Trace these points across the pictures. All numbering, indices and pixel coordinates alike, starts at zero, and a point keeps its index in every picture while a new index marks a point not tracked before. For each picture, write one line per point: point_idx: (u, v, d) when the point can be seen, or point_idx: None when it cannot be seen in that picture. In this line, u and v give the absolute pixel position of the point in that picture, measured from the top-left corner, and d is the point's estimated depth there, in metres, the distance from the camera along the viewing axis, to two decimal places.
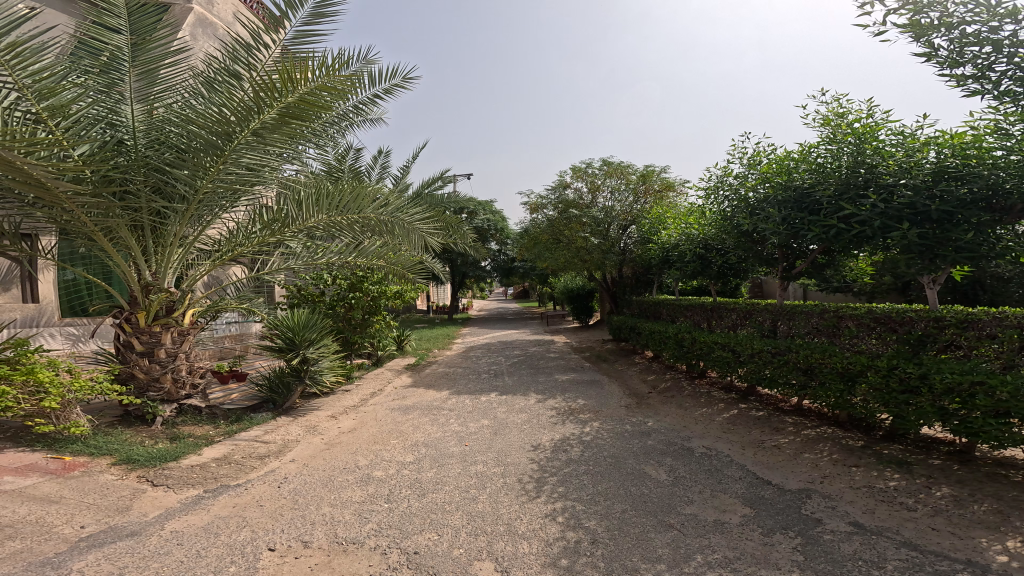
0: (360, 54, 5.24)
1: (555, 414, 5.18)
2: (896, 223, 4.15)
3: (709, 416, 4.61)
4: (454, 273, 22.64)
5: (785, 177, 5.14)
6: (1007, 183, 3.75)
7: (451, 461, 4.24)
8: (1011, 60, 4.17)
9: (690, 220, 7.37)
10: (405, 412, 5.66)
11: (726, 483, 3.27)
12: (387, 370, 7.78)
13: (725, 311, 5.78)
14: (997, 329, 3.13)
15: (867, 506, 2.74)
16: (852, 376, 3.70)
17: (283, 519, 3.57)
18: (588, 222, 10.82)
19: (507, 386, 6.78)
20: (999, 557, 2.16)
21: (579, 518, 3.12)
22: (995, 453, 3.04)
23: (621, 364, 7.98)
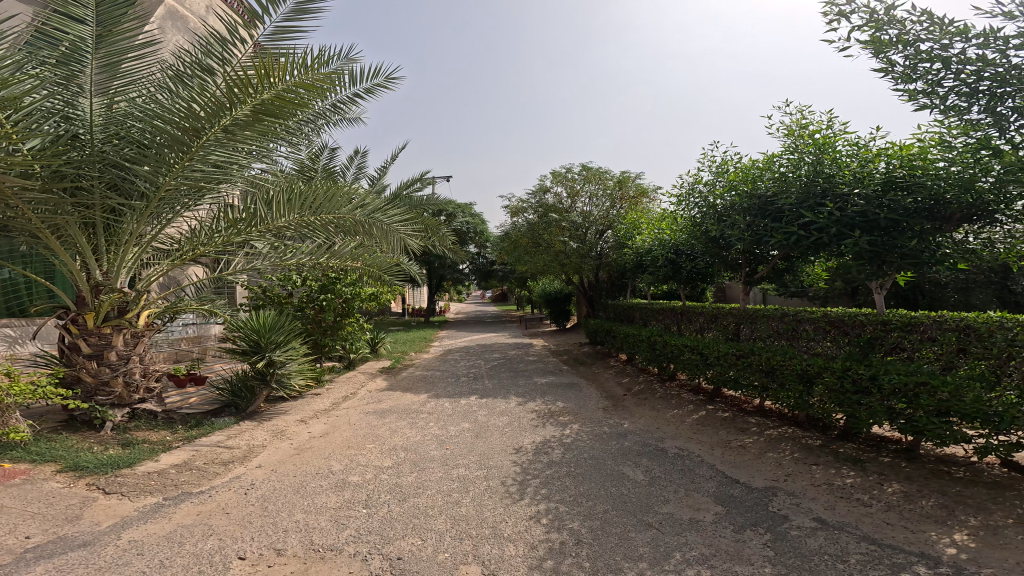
0: (340, 53, 5.11)
1: (535, 417, 5.28)
2: (850, 231, 4.48)
3: (680, 418, 4.83)
4: (431, 276, 22.48)
5: (750, 186, 5.39)
6: (946, 193, 4.20)
7: (432, 465, 4.25)
8: (957, 76, 4.51)
9: (661, 226, 7.62)
10: (382, 416, 5.59)
11: (698, 482, 3.46)
12: (360, 373, 7.65)
13: (694, 315, 6.03)
14: (937, 333, 3.50)
15: (828, 503, 2.98)
16: (809, 377, 3.99)
17: (253, 526, 3.49)
18: (567, 226, 11.05)
19: (485, 388, 6.84)
20: (948, 550, 2.38)
21: (563, 520, 3.23)
22: (936, 450, 3.35)
23: (597, 367, 8.18)
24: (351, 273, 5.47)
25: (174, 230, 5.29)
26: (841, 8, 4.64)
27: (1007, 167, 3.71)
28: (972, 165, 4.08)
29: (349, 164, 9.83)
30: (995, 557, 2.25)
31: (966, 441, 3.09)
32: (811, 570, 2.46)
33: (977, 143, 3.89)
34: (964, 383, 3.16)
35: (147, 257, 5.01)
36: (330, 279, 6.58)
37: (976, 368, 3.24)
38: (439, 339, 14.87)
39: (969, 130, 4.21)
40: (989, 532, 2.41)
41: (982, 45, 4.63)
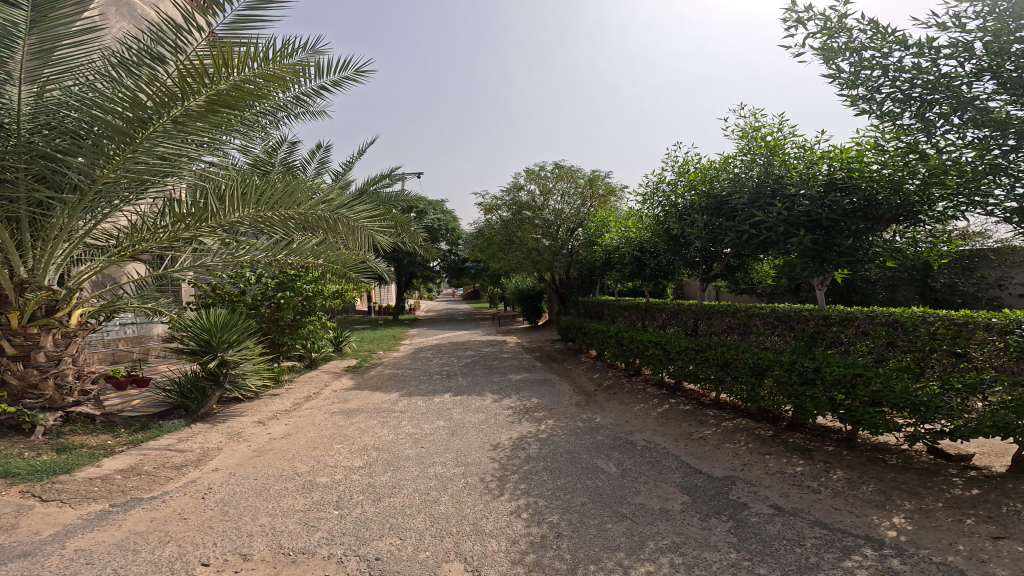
0: (305, 43, 4.95)
1: (512, 413, 5.46)
2: (796, 230, 4.83)
3: (646, 411, 5.16)
4: (400, 273, 22.47)
5: (708, 186, 5.68)
6: (879, 194, 4.64)
7: (408, 464, 4.32)
8: (894, 83, 4.88)
9: (628, 224, 8.12)
10: (350, 416, 5.55)
11: (666, 473, 3.69)
12: (323, 375, 7.53)
13: (657, 313, 6.68)
14: (870, 327, 3.93)
15: (782, 490, 3.27)
16: (761, 370, 4.35)
17: (214, 531, 3.37)
18: (540, 224, 11.73)
19: (458, 386, 6.96)
20: (889, 532, 2.70)
21: (543, 514, 3.36)
22: (872, 439, 3.74)
23: (570, 363, 8.51)
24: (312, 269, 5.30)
25: (112, 226, 5.06)
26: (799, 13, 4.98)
27: (932, 171, 4.16)
28: (902, 168, 4.49)
29: (313, 156, 9.44)
30: (930, 538, 2.57)
31: (895, 428, 3.47)
32: (773, 554, 2.71)
33: (905, 146, 4.31)
34: (893, 374, 3.55)
35: (77, 254, 4.70)
36: (288, 277, 6.73)
37: (903, 360, 3.64)
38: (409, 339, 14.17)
39: (901, 134, 4.58)
40: (922, 515, 2.75)
41: (917, 55, 5.03)
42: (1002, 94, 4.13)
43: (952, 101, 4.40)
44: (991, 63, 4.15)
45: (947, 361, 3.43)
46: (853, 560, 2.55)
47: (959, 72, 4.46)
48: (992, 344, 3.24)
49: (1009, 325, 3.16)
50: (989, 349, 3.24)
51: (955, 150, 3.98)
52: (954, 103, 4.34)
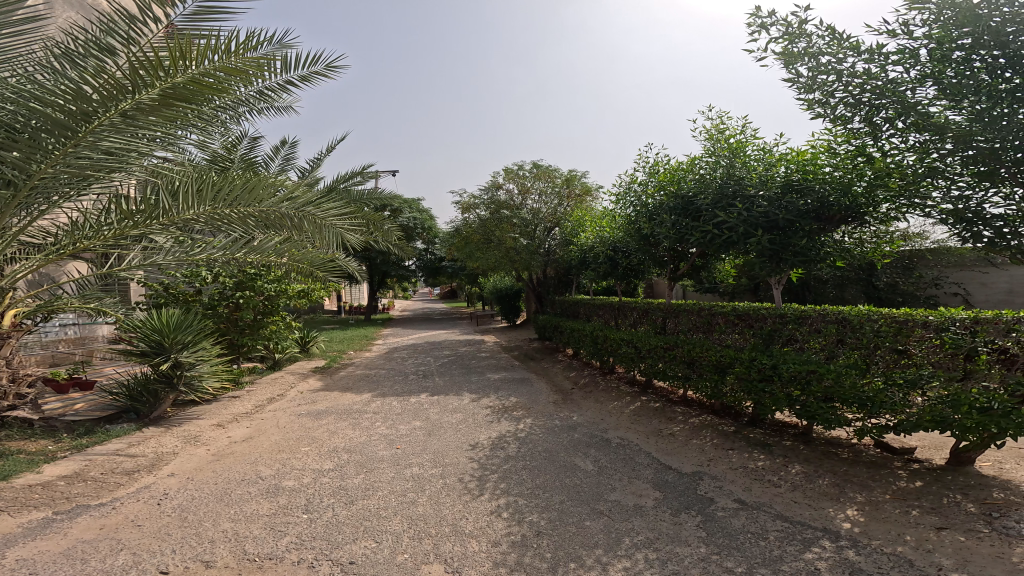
0: (272, 37, 4.99)
1: (490, 413, 5.59)
2: (754, 230, 5.08)
3: (620, 409, 5.41)
4: (373, 272, 22.54)
5: (676, 186, 5.98)
6: (831, 196, 5.03)
7: (383, 465, 4.37)
8: (847, 87, 5.14)
9: (603, 225, 8.72)
10: (318, 417, 5.69)
11: (639, 470, 3.85)
12: (288, 378, 7.58)
13: (630, 311, 7.04)
14: (822, 324, 4.20)
15: (746, 484, 3.47)
16: (724, 368, 4.66)
17: (172, 538, 3.22)
18: (518, 223, 12.15)
19: (435, 387, 7.07)
20: (844, 524, 2.91)
21: (523, 513, 3.43)
22: (826, 434, 4.01)
23: (547, 362, 8.83)
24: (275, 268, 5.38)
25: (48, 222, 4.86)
26: (763, 20, 5.33)
27: (878, 174, 4.62)
28: (851, 171, 4.91)
29: (278, 150, 9.04)
30: (881, 530, 2.79)
31: (846, 422, 3.74)
32: (739, 547, 2.86)
33: (855, 150, 4.72)
34: (843, 371, 3.81)
35: (15, 251, 4.60)
36: (248, 276, 6.72)
37: (851, 356, 3.90)
38: (385, 339, 14.22)
39: (852, 138, 4.81)
40: (873, 507, 2.99)
41: (869, 60, 5.32)
42: (942, 100, 4.34)
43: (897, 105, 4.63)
44: (934, 69, 4.37)
45: (890, 358, 3.69)
46: (814, 552, 2.72)
47: (905, 78, 4.67)
48: (930, 341, 3.48)
49: (944, 323, 3.41)
50: (927, 346, 3.49)
51: (897, 154, 4.42)
52: (899, 108, 4.50)
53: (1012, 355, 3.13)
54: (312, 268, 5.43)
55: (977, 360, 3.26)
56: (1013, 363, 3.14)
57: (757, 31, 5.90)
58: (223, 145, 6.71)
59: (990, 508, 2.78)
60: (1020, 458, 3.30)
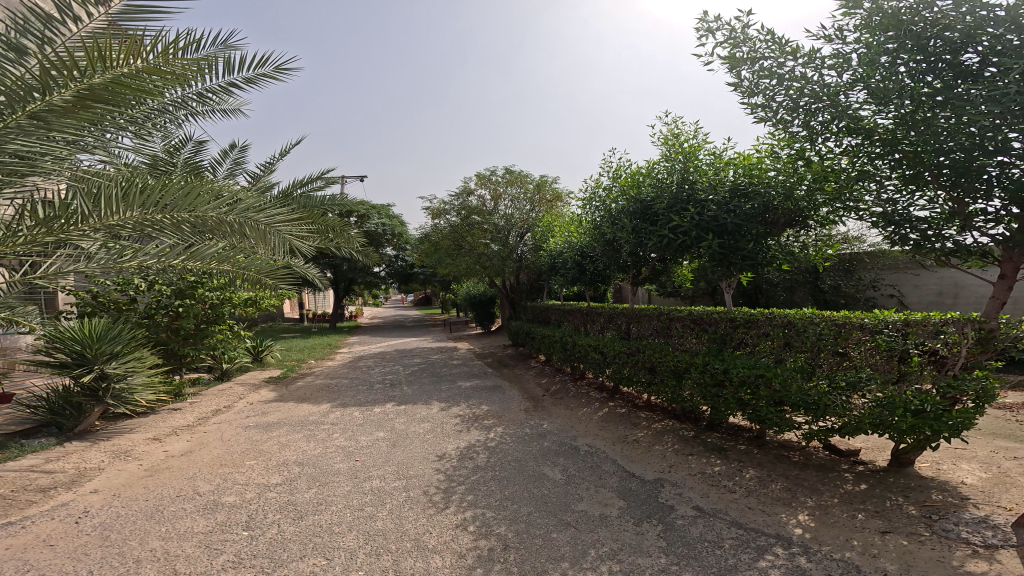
0: (214, 39, 4.92)
1: (459, 421, 5.59)
2: (705, 234, 5.27)
3: (589, 416, 5.57)
4: (339, 279, 22.17)
5: (636, 190, 5.93)
6: (776, 201, 5.25)
7: (340, 479, 4.26)
8: (786, 92, 5.42)
9: (569, 230, 8.90)
10: (268, 429, 5.48)
11: (605, 478, 3.93)
12: (237, 390, 7.26)
13: (597, 316, 7.25)
14: (769, 328, 4.38)
15: (704, 491, 3.61)
16: (682, 373, 4.88)
17: (89, 559, 3.02)
18: (489, 228, 12.14)
19: (402, 395, 7.02)
20: (796, 530, 3.07)
21: (489, 526, 3.38)
22: (779, 437, 4.24)
23: (520, 369, 8.97)
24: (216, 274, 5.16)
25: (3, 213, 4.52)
26: (709, 25, 5.47)
27: (816, 176, 4.91)
28: (793, 175, 5.15)
29: (226, 155, 8.40)
30: (830, 535, 2.97)
31: (795, 425, 3.95)
32: (697, 557, 2.90)
33: (795, 154, 4.95)
34: (790, 374, 4.01)
35: None
36: (189, 284, 6.55)
37: (798, 360, 4.09)
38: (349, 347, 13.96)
39: (793, 143, 5.10)
40: (822, 512, 3.18)
41: (804, 65, 5.66)
42: (871, 103, 4.60)
43: (833, 111, 4.87)
44: (864, 74, 4.61)
45: (833, 361, 3.88)
46: (767, 560, 2.83)
47: (839, 83, 4.91)
48: (868, 343, 3.69)
49: (878, 324, 3.63)
50: (865, 348, 3.69)
51: (832, 158, 4.70)
52: (834, 112, 4.83)
53: (943, 357, 3.48)
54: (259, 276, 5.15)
55: (910, 362, 3.49)
56: (942, 365, 3.49)
57: (707, 38, 6.06)
58: (165, 147, 6.28)
59: (929, 510, 3.00)
60: (954, 458, 3.58)
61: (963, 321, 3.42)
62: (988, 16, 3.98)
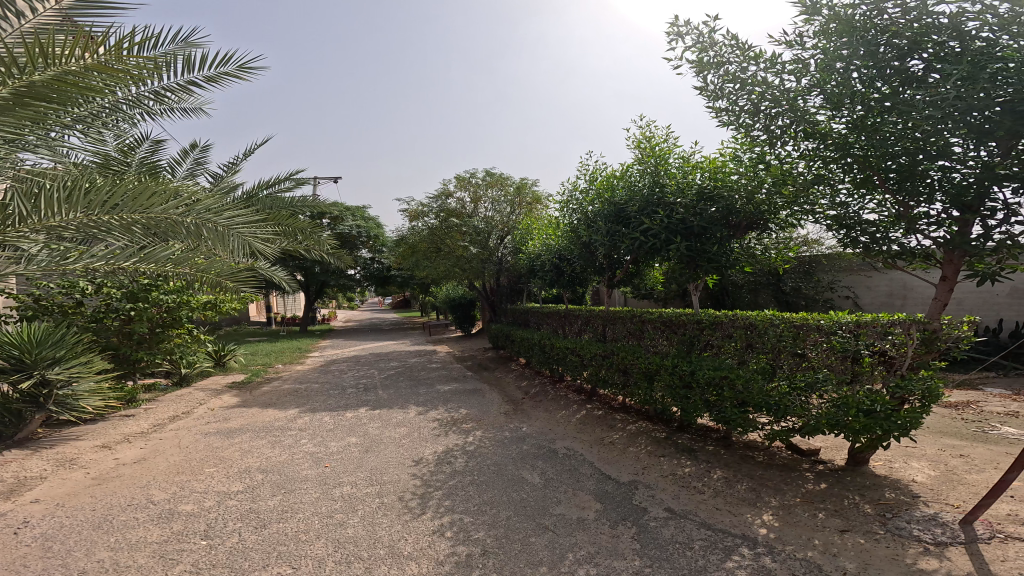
0: (164, 41, 5.08)
1: (437, 426, 5.60)
2: (673, 237, 5.42)
3: (567, 419, 5.67)
4: (311, 281, 21.91)
5: (611, 194, 6.18)
6: (738, 203, 5.39)
7: (307, 486, 4.16)
8: (748, 96, 5.52)
9: (547, 233, 9.10)
10: (229, 436, 5.37)
11: (582, 481, 3.99)
12: (199, 395, 7.20)
13: (575, 319, 7.38)
14: (732, 330, 4.53)
15: (675, 492, 3.71)
16: (653, 375, 5.01)
17: (28, 571, 2.90)
18: (469, 231, 12.14)
19: (376, 400, 7.00)
20: (761, 530, 3.18)
21: (467, 531, 3.35)
22: (744, 438, 4.40)
23: (500, 372, 9.05)
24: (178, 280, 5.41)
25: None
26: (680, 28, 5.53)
27: (775, 179, 4.94)
28: (754, 179, 5.27)
29: (186, 155, 8.35)
30: (793, 535, 3.09)
31: (758, 426, 4.08)
32: (669, 559, 2.94)
33: (756, 157, 5.09)
34: (752, 375, 4.15)
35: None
36: (143, 287, 6.66)
37: (760, 361, 4.23)
38: (322, 352, 13.84)
39: (755, 147, 5.28)
40: (785, 511, 3.31)
41: (766, 68, 5.79)
42: (826, 109, 4.77)
43: (792, 115, 5.02)
44: (819, 79, 4.80)
45: (792, 362, 4.03)
46: (734, 560, 2.90)
47: (798, 88, 5.08)
48: (824, 345, 3.82)
49: (832, 326, 3.79)
50: (822, 349, 3.83)
51: (789, 161, 4.84)
52: (791, 115, 4.99)
53: (891, 357, 3.66)
54: (219, 278, 5.37)
55: (862, 363, 3.65)
56: (891, 365, 3.67)
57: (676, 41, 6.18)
58: (118, 146, 6.62)
59: (883, 508, 3.18)
60: (904, 457, 3.80)
61: (909, 322, 3.64)
62: (932, 24, 4.21)
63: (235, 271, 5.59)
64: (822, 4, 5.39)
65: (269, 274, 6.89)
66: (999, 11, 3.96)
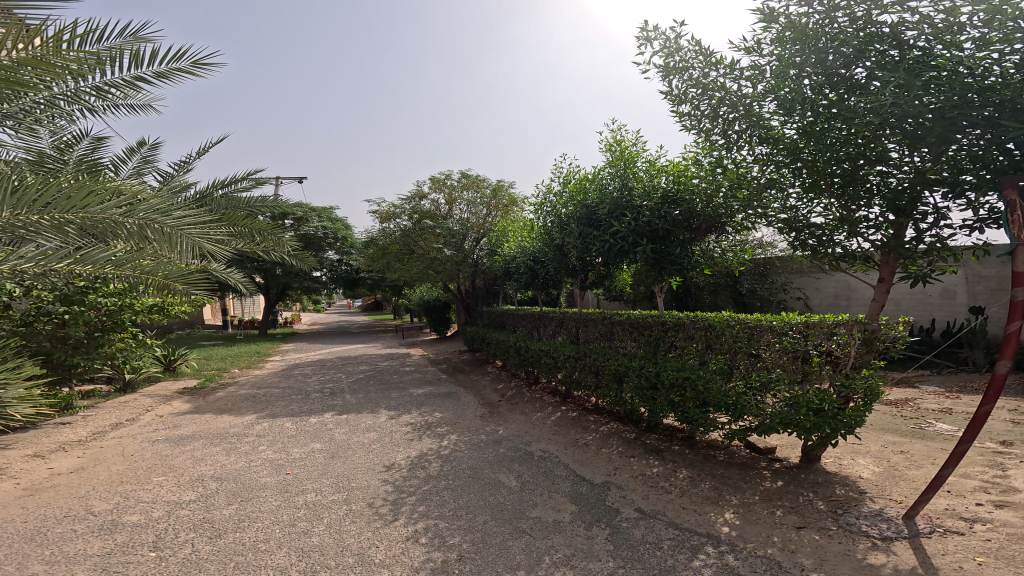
0: (98, 39, 5.21)
1: (410, 430, 5.56)
2: (641, 240, 5.55)
3: (543, 421, 5.75)
4: (273, 281, 21.39)
5: (582, 197, 6.28)
6: (698, 205, 5.55)
7: (267, 493, 4.03)
8: (708, 101, 5.63)
9: (523, 235, 9.22)
10: (179, 444, 5.18)
11: (557, 484, 4.04)
12: (145, 402, 7.12)
13: (549, 322, 7.50)
14: (692, 331, 4.68)
15: (645, 493, 3.82)
16: (622, 376, 5.11)
17: None
18: (442, 233, 12.03)
19: (343, 405, 6.89)
20: (724, 528, 3.30)
21: (442, 537, 3.32)
22: (707, 438, 4.57)
23: (476, 374, 9.06)
24: (123, 282, 5.37)
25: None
26: (647, 32, 5.63)
27: (731, 183, 5.13)
28: (713, 183, 5.43)
29: (133, 152, 7.99)
30: (754, 533, 3.22)
31: (719, 425, 4.24)
32: (641, 560, 3.00)
33: (715, 161, 5.25)
34: (711, 376, 4.30)
35: None
36: (79, 291, 6.74)
37: (718, 362, 4.38)
38: (284, 357, 13.49)
39: (713, 151, 5.45)
40: (745, 510, 3.46)
41: (726, 74, 5.95)
42: (780, 114, 4.95)
43: (748, 120, 5.20)
44: (775, 85, 4.95)
45: (747, 362, 4.19)
46: (700, 559, 2.99)
47: (754, 94, 5.25)
48: (776, 345, 3.99)
49: (783, 327, 3.97)
50: (775, 349, 3.99)
51: (745, 165, 5.02)
52: (748, 120, 5.16)
53: (836, 357, 3.84)
54: (168, 280, 5.27)
55: (810, 362, 3.83)
56: (837, 364, 3.84)
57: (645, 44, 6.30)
58: (54, 145, 6.52)
59: (835, 505, 3.38)
60: (852, 454, 4.05)
61: (851, 323, 3.81)
62: (877, 35, 4.42)
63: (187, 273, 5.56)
64: (779, 12, 5.58)
65: (225, 277, 6.74)
66: (935, 21, 4.22)
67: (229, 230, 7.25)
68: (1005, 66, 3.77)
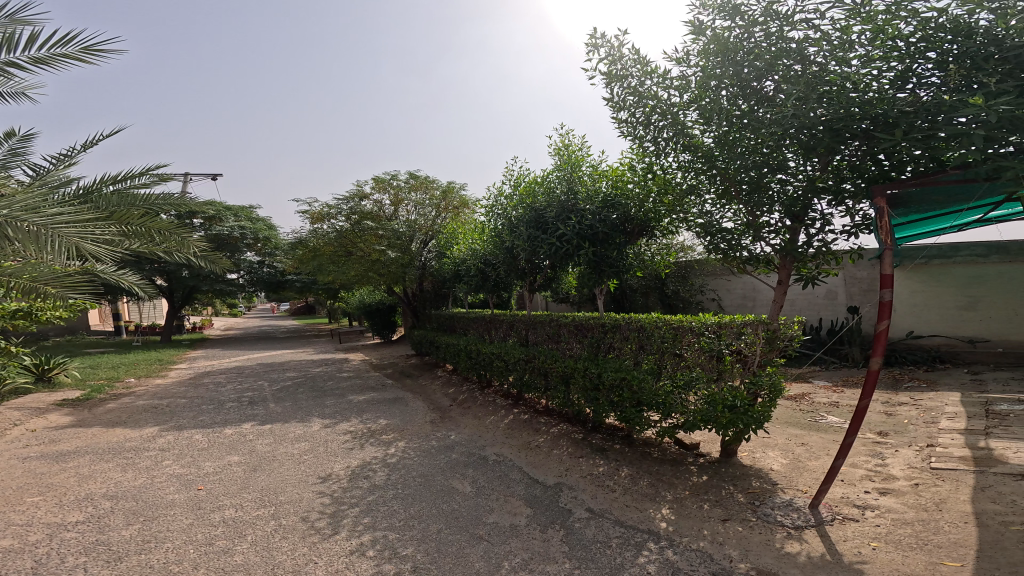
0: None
1: (351, 439, 5.40)
2: (584, 241, 5.73)
3: (496, 423, 5.85)
4: (181, 283, 19.71)
5: (532, 199, 6.40)
6: (632, 210, 5.82)
7: (177, 511, 3.72)
8: (641, 107, 5.82)
9: (474, 237, 9.16)
10: (60, 461, 4.67)
11: (512, 488, 4.14)
12: (13, 415, 6.34)
13: (500, 324, 7.60)
14: (628, 334, 4.97)
15: (595, 493, 4.03)
16: (569, 378, 5.31)
17: None
18: (387, 235, 11.54)
19: (267, 414, 6.53)
20: (662, 524, 3.56)
21: (395, 548, 3.29)
22: (643, 437, 4.89)
23: (426, 378, 8.94)
24: None
25: None
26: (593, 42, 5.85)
27: (660, 189, 5.43)
28: (645, 188, 5.72)
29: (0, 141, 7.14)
30: (688, 527, 3.51)
31: (652, 424, 4.53)
32: (593, 559, 3.17)
33: (647, 167, 5.53)
34: (644, 375, 4.59)
35: None
36: None
37: (649, 361, 4.68)
38: (190, 364, 12.36)
39: (643, 156, 5.70)
40: (680, 505, 3.76)
41: (659, 82, 6.21)
42: (701, 123, 5.25)
43: (673, 129, 5.47)
44: (698, 96, 5.26)
45: (672, 362, 4.50)
46: (644, 555, 3.20)
47: (679, 103, 5.52)
48: (696, 344, 4.33)
49: (701, 328, 4.32)
50: (695, 349, 4.33)
51: (672, 172, 5.33)
52: (674, 126, 5.43)
53: (745, 355, 4.16)
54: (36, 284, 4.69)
55: (724, 361, 4.15)
56: (745, 363, 4.17)
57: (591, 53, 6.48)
58: None
59: (753, 497, 3.78)
60: (763, 447, 4.56)
61: (756, 323, 4.17)
62: (787, 52, 4.68)
63: (62, 276, 5.11)
64: (706, 25, 5.70)
65: (114, 277, 6.14)
66: (831, 39, 4.62)
67: (120, 229, 6.52)
68: (883, 83, 4.23)
